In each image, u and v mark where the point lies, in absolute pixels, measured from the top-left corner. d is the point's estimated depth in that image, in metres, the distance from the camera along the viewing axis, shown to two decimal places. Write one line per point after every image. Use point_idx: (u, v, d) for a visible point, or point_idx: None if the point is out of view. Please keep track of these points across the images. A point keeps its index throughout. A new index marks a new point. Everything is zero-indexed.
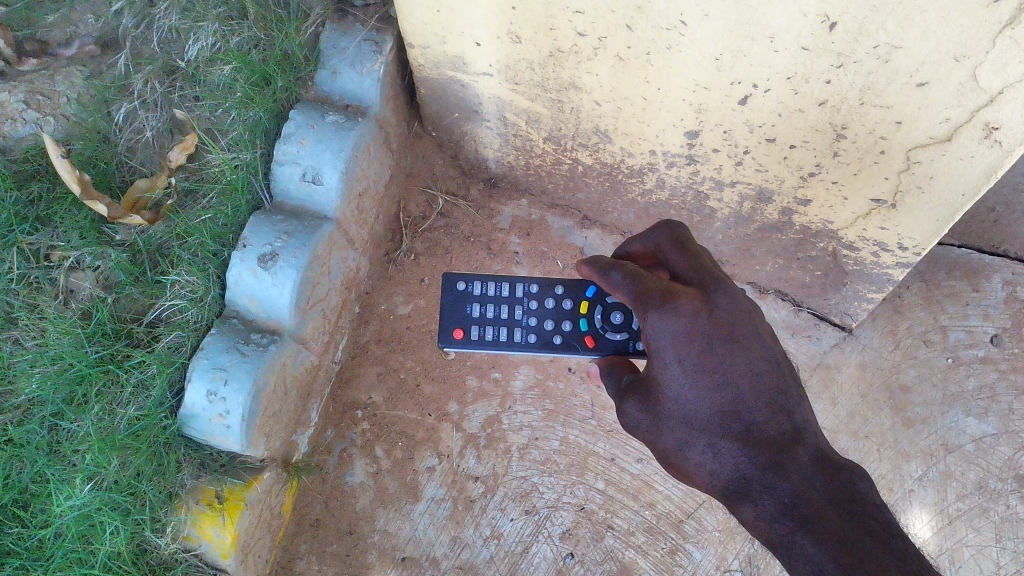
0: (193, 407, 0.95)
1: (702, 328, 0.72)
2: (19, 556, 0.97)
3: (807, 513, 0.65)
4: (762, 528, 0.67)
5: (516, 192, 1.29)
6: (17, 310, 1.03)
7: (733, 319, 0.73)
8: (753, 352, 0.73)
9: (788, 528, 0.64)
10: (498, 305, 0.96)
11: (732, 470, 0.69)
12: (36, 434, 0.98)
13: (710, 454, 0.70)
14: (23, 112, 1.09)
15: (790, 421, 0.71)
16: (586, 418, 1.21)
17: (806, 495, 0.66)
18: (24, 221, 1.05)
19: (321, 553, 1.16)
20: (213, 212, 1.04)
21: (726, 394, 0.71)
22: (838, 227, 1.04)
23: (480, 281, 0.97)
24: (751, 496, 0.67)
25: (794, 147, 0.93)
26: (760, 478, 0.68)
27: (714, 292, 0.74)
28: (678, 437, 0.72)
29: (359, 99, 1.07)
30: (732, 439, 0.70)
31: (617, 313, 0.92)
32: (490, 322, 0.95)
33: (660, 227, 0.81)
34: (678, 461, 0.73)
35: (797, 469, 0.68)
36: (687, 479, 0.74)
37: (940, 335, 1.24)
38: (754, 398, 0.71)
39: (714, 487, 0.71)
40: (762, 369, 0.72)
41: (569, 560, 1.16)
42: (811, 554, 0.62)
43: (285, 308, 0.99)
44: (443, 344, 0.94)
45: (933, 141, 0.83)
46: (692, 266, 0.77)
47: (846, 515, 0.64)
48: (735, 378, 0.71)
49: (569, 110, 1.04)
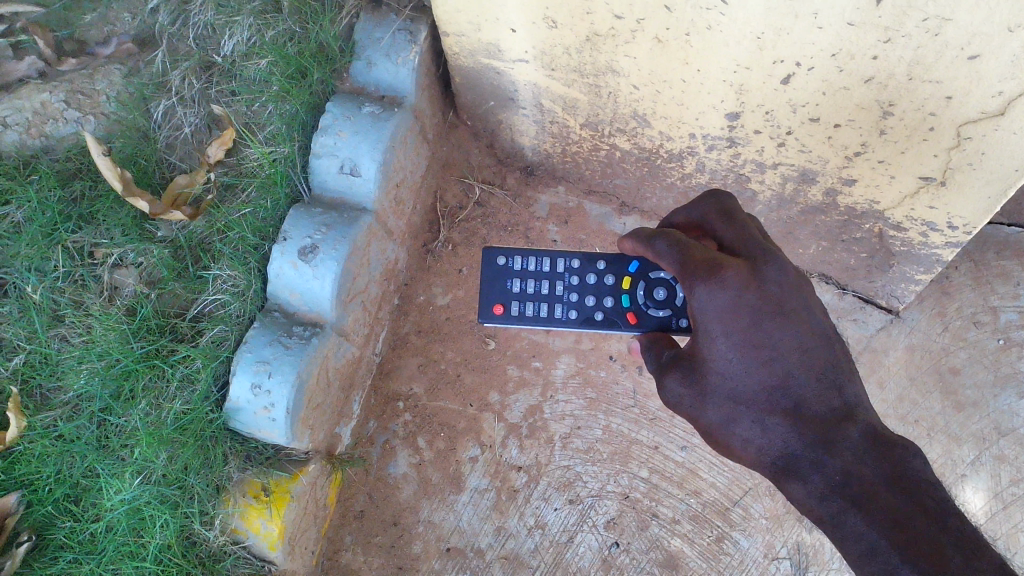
0: (238, 401, 0.96)
1: (749, 301, 0.71)
2: (72, 549, 0.98)
3: (859, 491, 0.65)
4: (811, 505, 0.67)
5: (553, 179, 1.28)
6: (63, 308, 1.04)
7: (782, 292, 0.72)
8: (802, 326, 0.72)
9: (838, 506, 0.65)
10: (539, 280, 0.95)
11: (782, 448, 0.70)
12: (85, 429, 1.00)
13: (758, 429, 0.71)
14: (64, 112, 1.09)
15: (841, 398, 0.71)
16: (630, 405, 1.20)
17: (858, 474, 0.66)
18: (68, 219, 1.06)
19: (366, 544, 1.17)
20: (253, 207, 1.05)
21: (774, 370, 0.71)
22: (884, 207, 1.02)
23: (521, 256, 0.96)
24: (801, 474, 0.68)
25: (838, 126, 0.91)
26: (809, 456, 0.68)
27: (762, 264, 0.73)
28: (723, 413, 0.72)
29: (394, 89, 1.08)
30: (779, 415, 0.70)
31: (661, 288, 0.91)
32: (530, 297, 0.95)
33: (707, 198, 0.79)
34: (722, 436, 0.73)
35: (850, 446, 0.68)
36: (733, 455, 0.74)
37: (990, 315, 1.22)
38: (803, 373, 0.71)
39: (764, 463, 0.71)
40: (811, 344, 0.72)
41: (615, 549, 1.15)
42: (862, 532, 0.63)
43: (326, 301, 0.99)
44: (484, 320, 0.95)
45: (985, 116, 0.81)
46: (739, 238, 0.75)
47: (901, 494, 0.64)
48: (783, 353, 0.71)
49: (606, 95, 1.02)
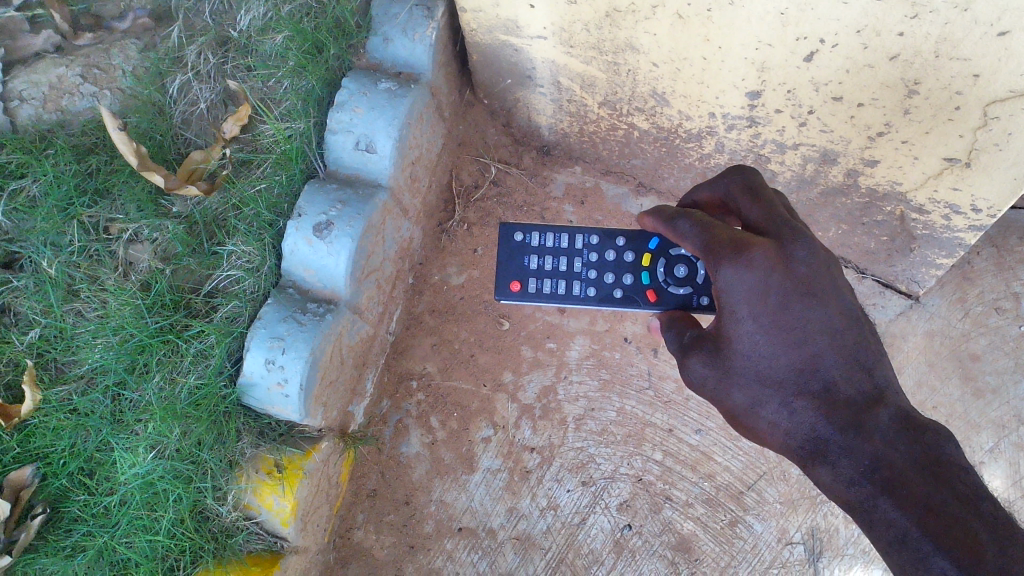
0: (252, 376, 0.95)
1: (777, 283, 0.70)
2: (86, 523, 0.99)
3: (889, 475, 0.64)
4: (839, 491, 0.66)
5: (570, 159, 1.26)
6: (79, 283, 1.04)
7: (810, 272, 0.70)
8: (831, 307, 0.71)
9: (869, 491, 0.64)
10: (556, 257, 0.95)
11: (809, 431, 0.69)
12: (99, 403, 1.00)
13: (785, 412, 0.70)
14: (80, 86, 1.09)
15: (871, 379, 0.69)
16: (644, 388, 1.19)
17: (888, 458, 0.64)
18: (83, 194, 1.06)
19: (378, 523, 1.17)
20: (267, 182, 1.04)
21: (803, 352, 0.70)
22: (907, 189, 1.00)
23: (538, 233, 0.95)
24: (830, 459, 0.67)
25: (862, 105, 0.89)
26: (839, 440, 0.67)
27: (790, 243, 0.70)
28: (750, 395, 0.72)
29: (411, 66, 1.06)
30: (808, 397, 0.69)
31: (682, 266, 0.90)
32: (548, 275, 0.94)
33: (732, 175, 0.78)
34: (749, 419, 0.73)
35: (879, 429, 0.66)
36: (758, 438, 0.74)
37: (1012, 302, 1.20)
38: (833, 356, 0.70)
39: (788, 445, 0.70)
40: (840, 326, 0.70)
41: (627, 531, 1.15)
42: (892, 518, 0.62)
43: (341, 278, 0.99)
44: (501, 297, 0.94)
45: (1013, 95, 0.79)
46: (766, 215, 0.73)
47: (932, 479, 0.63)
48: (811, 335, 0.70)
49: (625, 73, 1.01)
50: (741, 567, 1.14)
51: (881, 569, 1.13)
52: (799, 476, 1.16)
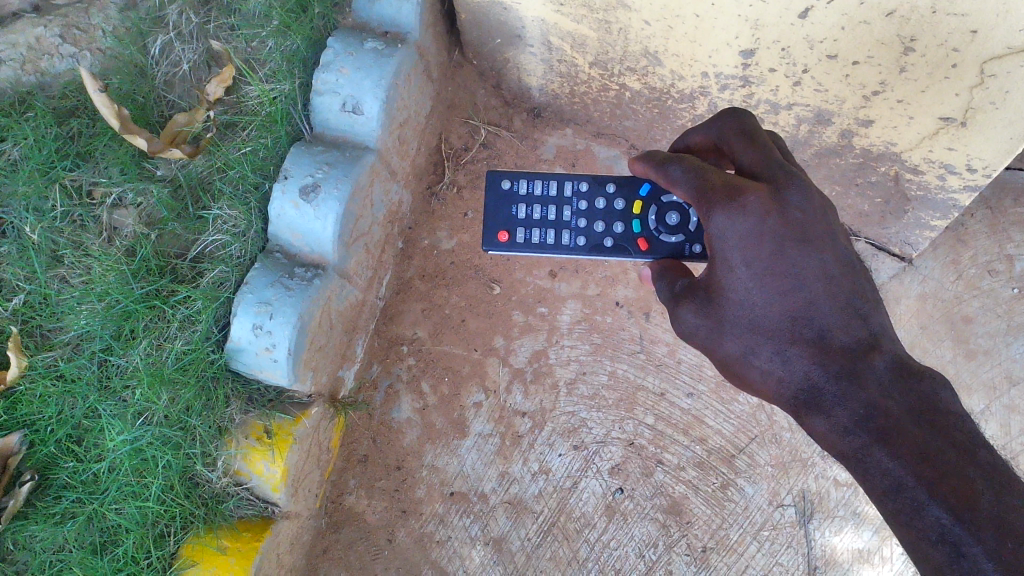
0: (239, 341, 0.94)
1: (772, 228, 0.69)
2: (74, 489, 0.98)
3: (885, 424, 0.63)
4: (832, 440, 0.66)
5: (561, 121, 1.24)
6: (62, 248, 1.03)
7: (806, 217, 0.70)
8: (827, 253, 0.70)
9: (862, 441, 0.63)
10: (545, 205, 0.93)
11: (803, 378, 0.68)
12: (86, 369, 0.99)
13: (778, 361, 0.70)
14: (60, 47, 1.08)
15: (867, 326, 0.69)
16: (635, 351, 1.19)
17: (884, 406, 0.64)
18: (65, 158, 1.05)
19: (370, 488, 1.17)
20: (253, 145, 1.02)
21: (797, 300, 0.69)
22: (902, 149, 0.99)
23: (526, 180, 0.94)
24: (823, 408, 0.66)
25: (857, 64, 0.88)
26: (833, 388, 0.66)
27: (784, 189, 0.70)
28: (743, 344, 0.71)
29: (398, 25, 1.04)
30: (802, 346, 0.69)
31: (673, 214, 0.89)
32: (536, 224, 0.93)
33: (725, 116, 0.76)
34: (741, 368, 0.72)
35: (874, 376, 0.66)
36: (749, 387, 0.73)
37: (1005, 264, 1.19)
38: (827, 303, 0.69)
39: (781, 395, 0.70)
40: (835, 272, 0.70)
41: (618, 495, 1.15)
42: (886, 468, 0.61)
43: (328, 242, 0.97)
44: (489, 248, 0.93)
45: (1011, 52, 0.78)
46: (759, 159, 0.72)
47: (928, 427, 0.62)
48: (807, 282, 0.69)
49: (616, 31, 0.99)
50: (732, 529, 1.15)
51: (871, 531, 1.14)
52: (790, 440, 1.16)
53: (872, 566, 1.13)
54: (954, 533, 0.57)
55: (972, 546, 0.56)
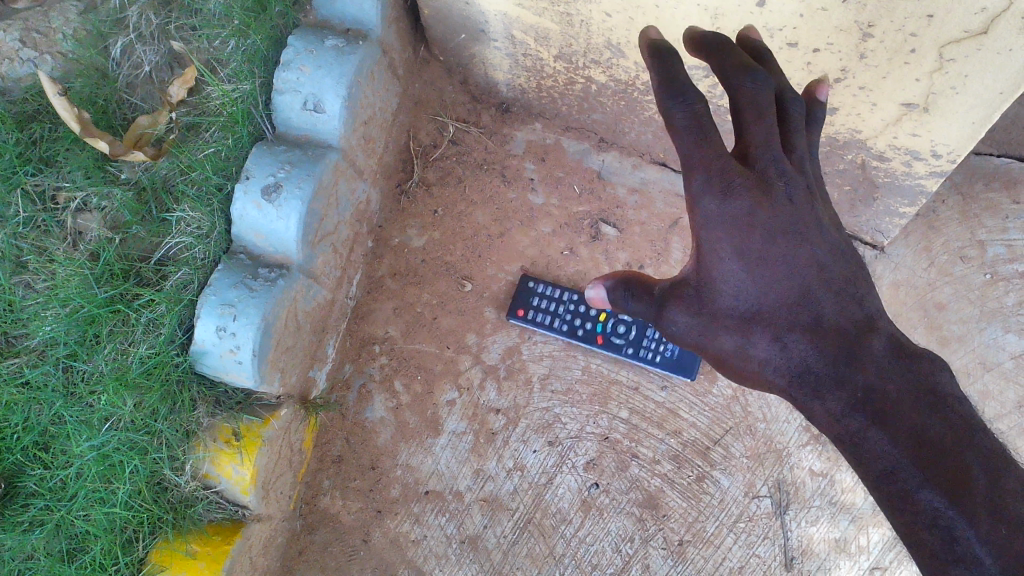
0: (203, 344, 0.94)
1: (762, 217, 0.68)
2: (43, 497, 0.98)
3: (881, 404, 0.61)
4: (829, 426, 0.64)
5: (529, 116, 1.24)
6: (26, 254, 1.02)
7: (796, 208, 0.69)
8: (818, 242, 0.69)
9: (858, 423, 0.62)
10: (553, 302, 1.15)
11: (800, 364, 0.66)
12: (51, 376, 0.98)
13: (777, 348, 0.67)
14: (19, 52, 1.07)
15: (863, 309, 0.67)
16: (609, 345, 1.18)
17: (881, 390, 0.62)
18: (27, 163, 1.04)
19: (344, 488, 1.16)
20: (216, 146, 1.01)
21: (792, 286, 0.68)
22: (867, 136, 0.99)
23: (545, 283, 1.16)
24: (818, 394, 0.64)
25: (817, 51, 0.88)
26: (831, 371, 0.64)
27: (776, 178, 0.69)
28: (737, 336, 0.68)
29: (360, 23, 1.03)
30: (800, 331, 0.66)
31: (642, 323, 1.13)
32: (545, 311, 1.15)
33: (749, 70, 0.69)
34: (739, 362, 0.69)
35: (873, 362, 0.63)
36: (749, 383, 0.70)
37: (977, 250, 1.18)
38: (822, 289, 0.67)
39: (780, 384, 0.67)
40: (827, 260, 0.68)
41: (594, 490, 1.15)
42: (883, 450, 0.60)
43: (292, 242, 0.96)
44: (510, 318, 1.16)
45: (968, 36, 0.77)
46: (761, 137, 0.69)
47: (926, 409, 0.60)
48: (799, 270, 0.68)
49: (578, 24, 0.99)
50: (709, 522, 1.14)
51: (848, 520, 1.13)
52: (764, 431, 1.16)
53: (849, 555, 1.13)
54: (947, 516, 0.56)
55: (963, 529, 0.56)
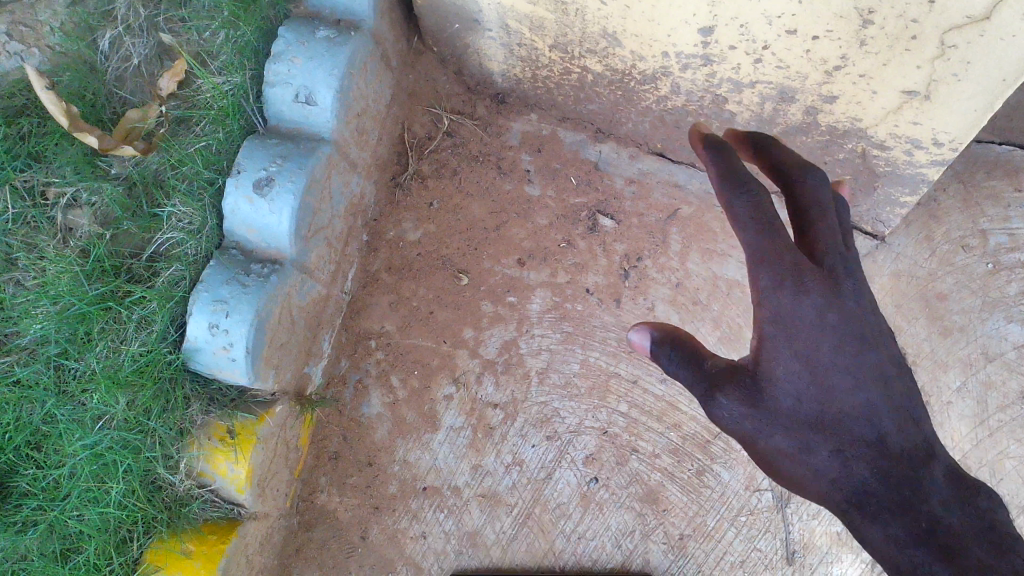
0: (195, 341, 0.92)
1: (831, 321, 0.72)
2: (35, 497, 0.96)
3: (947, 541, 0.64)
4: (886, 551, 0.66)
5: (525, 107, 1.22)
6: (16, 251, 1.00)
7: (862, 317, 0.73)
8: (880, 354, 0.72)
9: (924, 557, 0.63)
10: None
11: (860, 483, 0.68)
12: (42, 374, 0.97)
13: (836, 462, 0.69)
14: (7, 44, 1.06)
15: (923, 430, 0.70)
16: (608, 338, 1.16)
17: (945, 522, 0.65)
18: (16, 158, 1.02)
19: (341, 486, 1.15)
20: (206, 139, 1.00)
21: (855, 400, 0.70)
22: (867, 125, 0.97)
23: None
24: (879, 516, 0.66)
25: (817, 39, 0.86)
26: (893, 495, 0.67)
27: (844, 282, 0.73)
28: (795, 442, 0.70)
29: (352, 13, 1.01)
30: (862, 446, 0.69)
31: None
32: None
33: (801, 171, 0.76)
34: (793, 469, 0.71)
35: (936, 492, 0.66)
36: (798, 490, 0.72)
37: (979, 239, 1.17)
38: (886, 411, 0.70)
39: (834, 500, 0.69)
40: (890, 375, 0.72)
41: (593, 485, 1.14)
42: None
43: (285, 237, 0.95)
44: None
45: (969, 22, 0.76)
46: (826, 236, 0.74)
47: (993, 550, 0.62)
48: (864, 383, 0.71)
49: (573, 13, 0.98)
50: (709, 515, 1.13)
51: None
52: None
53: (850, 548, 1.12)
54: None
55: None
